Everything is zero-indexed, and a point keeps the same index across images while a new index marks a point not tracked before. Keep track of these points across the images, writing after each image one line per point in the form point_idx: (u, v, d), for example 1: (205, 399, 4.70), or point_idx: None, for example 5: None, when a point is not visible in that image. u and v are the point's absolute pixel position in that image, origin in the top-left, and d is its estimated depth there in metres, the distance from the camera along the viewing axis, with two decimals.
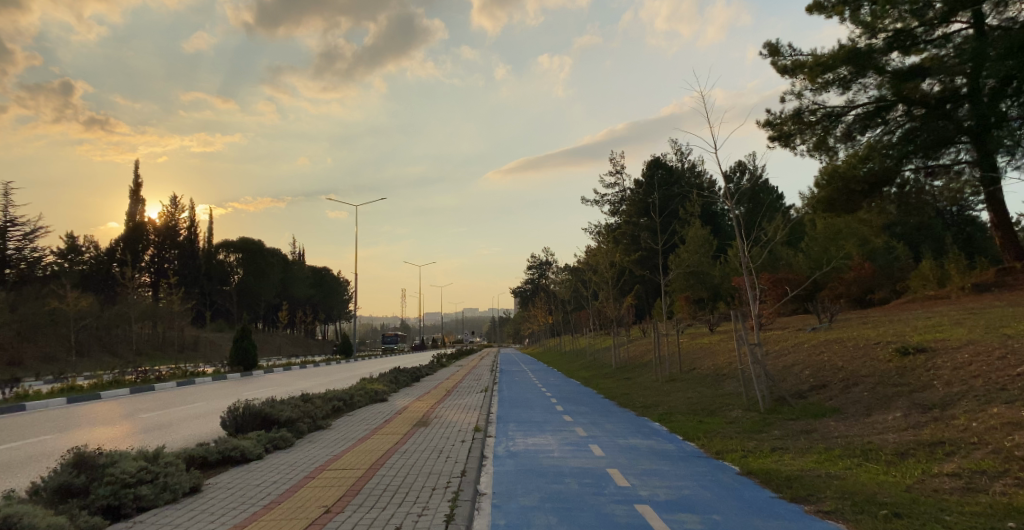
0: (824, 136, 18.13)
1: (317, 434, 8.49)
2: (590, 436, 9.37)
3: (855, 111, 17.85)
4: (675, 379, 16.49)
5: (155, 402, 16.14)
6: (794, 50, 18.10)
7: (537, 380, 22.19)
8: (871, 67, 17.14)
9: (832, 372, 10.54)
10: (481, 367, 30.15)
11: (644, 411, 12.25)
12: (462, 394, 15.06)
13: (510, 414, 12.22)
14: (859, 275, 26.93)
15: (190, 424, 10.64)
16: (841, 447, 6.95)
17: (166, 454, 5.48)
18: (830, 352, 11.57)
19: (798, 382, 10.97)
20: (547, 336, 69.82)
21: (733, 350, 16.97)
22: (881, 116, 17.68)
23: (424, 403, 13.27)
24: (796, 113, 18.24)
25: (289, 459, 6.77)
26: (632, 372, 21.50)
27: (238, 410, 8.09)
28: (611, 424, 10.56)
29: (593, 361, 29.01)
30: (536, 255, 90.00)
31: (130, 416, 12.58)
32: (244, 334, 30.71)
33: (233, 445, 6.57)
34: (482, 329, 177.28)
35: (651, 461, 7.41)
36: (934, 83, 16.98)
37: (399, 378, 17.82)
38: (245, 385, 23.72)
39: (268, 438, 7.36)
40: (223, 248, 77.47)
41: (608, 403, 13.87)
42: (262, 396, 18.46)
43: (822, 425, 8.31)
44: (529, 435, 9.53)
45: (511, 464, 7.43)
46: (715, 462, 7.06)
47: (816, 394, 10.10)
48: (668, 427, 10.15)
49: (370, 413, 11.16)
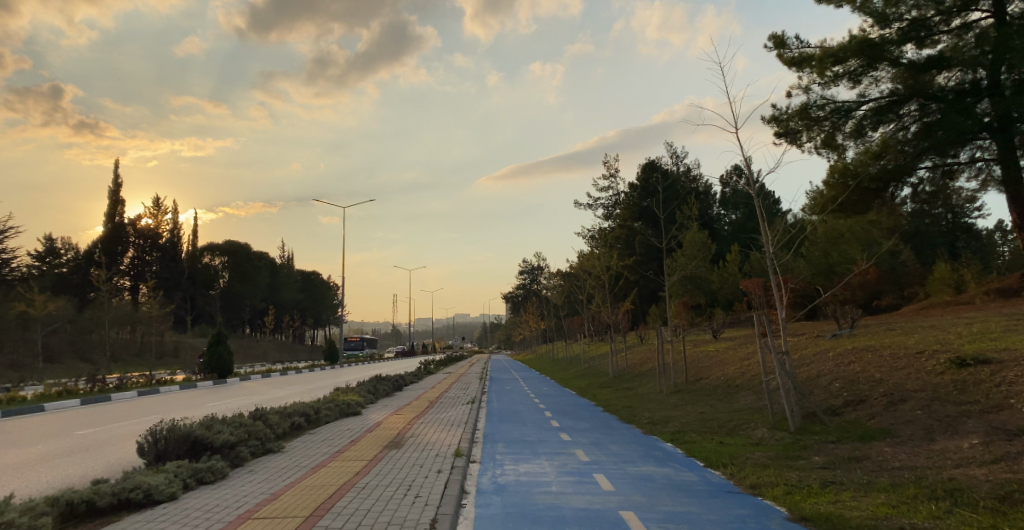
0: (833, 134, 13.98)
1: (262, 462, 6.94)
2: (592, 462, 7.94)
3: (867, 106, 13.55)
4: (681, 391, 15.13)
5: (103, 415, 14.51)
6: (801, 41, 14.02)
7: (530, 389, 20.81)
8: (883, 56, 13.02)
9: (869, 385, 9.15)
10: (470, 375, 28.64)
11: (652, 428, 10.79)
12: (445, 408, 13.51)
13: (497, 432, 10.73)
14: (864, 280, 25.81)
15: (118, 447, 9.02)
16: (912, 483, 5.51)
17: (9, 509, 3.92)
18: (862, 362, 10.18)
19: (829, 396, 9.56)
20: (540, 342, 68.42)
21: (743, 358, 15.63)
22: (899, 110, 13.26)
23: (401, 418, 11.78)
24: (801, 108, 14.22)
25: (214, 500, 5.25)
26: (632, 382, 20.07)
27: (160, 434, 6.53)
28: (615, 446, 9.12)
29: (588, 370, 27.59)
30: (528, 261, 89.32)
31: (63, 433, 11.00)
32: (219, 340, 29.08)
33: (136, 484, 5.03)
34: (473, 335, 175.88)
35: (675, 499, 5.93)
36: (953, 74, 12.68)
37: (378, 388, 16.29)
38: (215, 394, 22.02)
39: (191, 470, 5.81)
40: (208, 251, 75.54)
41: (609, 418, 12.44)
42: (225, 408, 16.84)
43: (874, 450, 6.88)
44: (520, 461, 8.05)
45: (499, 502, 5.95)
46: (755, 505, 5.60)
47: (855, 410, 8.68)
48: (682, 449, 8.73)
49: (336, 432, 9.64)
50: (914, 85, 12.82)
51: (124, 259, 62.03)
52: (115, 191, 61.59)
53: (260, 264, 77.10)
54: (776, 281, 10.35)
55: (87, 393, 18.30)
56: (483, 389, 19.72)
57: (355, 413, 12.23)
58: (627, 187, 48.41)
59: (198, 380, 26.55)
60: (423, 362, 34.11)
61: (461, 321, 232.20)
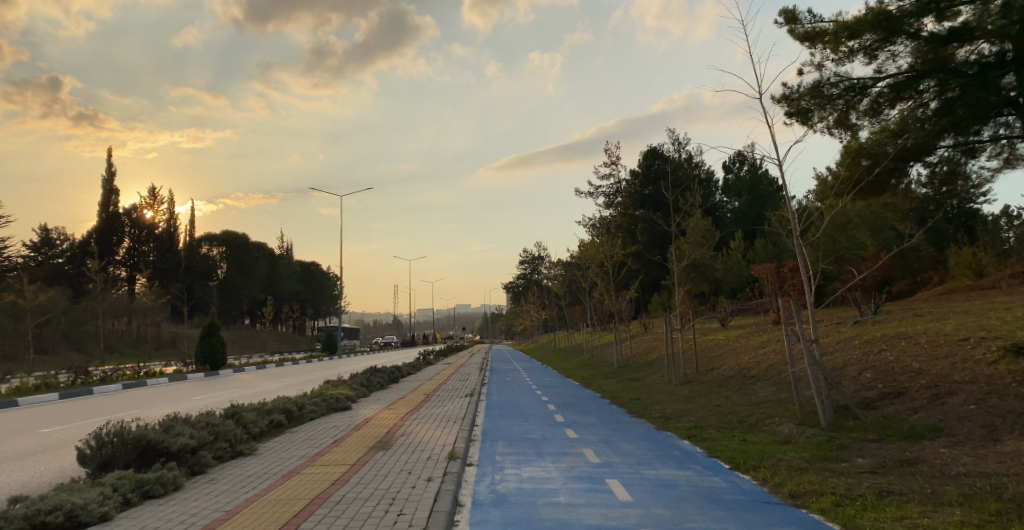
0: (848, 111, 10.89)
1: (228, 470, 6.07)
2: (604, 464, 7.07)
3: (883, 82, 10.35)
4: (692, 382, 14.30)
5: (78, 411, 13.67)
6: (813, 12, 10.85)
7: (531, 381, 20.04)
8: (902, 26, 9.68)
9: (907, 375, 8.27)
10: (469, 366, 27.83)
11: (665, 424, 9.94)
12: (441, 402, 12.64)
13: (497, 428, 9.89)
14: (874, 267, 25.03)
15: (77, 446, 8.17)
16: (988, 495, 4.63)
17: None
18: (895, 350, 9.30)
19: (860, 388, 8.64)
20: (541, 331, 67.76)
21: (757, 346, 14.78)
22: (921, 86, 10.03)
23: (392, 413, 10.94)
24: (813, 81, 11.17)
25: (157, 520, 4.38)
26: (638, 372, 19.24)
27: (107, 437, 5.65)
28: (627, 445, 8.23)
29: (591, 360, 26.80)
30: (530, 251, 88.55)
31: (26, 432, 10.16)
32: (210, 331, 28.27)
33: (56, 503, 4.14)
34: (474, 326, 175.25)
35: (705, 512, 5.04)
36: (976, 46, 9.58)
37: (371, 381, 15.47)
38: (205, 387, 21.20)
39: (136, 483, 4.94)
40: (204, 242, 74.58)
41: (617, 412, 11.61)
42: (210, 402, 16.01)
43: (926, 450, 6.02)
44: (522, 464, 7.17)
45: (497, 517, 5.07)
46: (800, 520, 4.75)
47: (894, 404, 7.78)
48: (703, 448, 7.88)
49: (319, 431, 8.77)
50: (933, 60, 9.62)
51: (119, 250, 61.13)
52: (108, 181, 60.52)
53: (257, 255, 76.22)
54: (805, 262, 9.48)
55: (68, 387, 17.49)
56: (482, 381, 18.83)
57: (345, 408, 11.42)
58: (629, 174, 47.46)
59: (188, 372, 25.72)
60: (422, 353, 33.33)
61: (462, 312, 231.47)
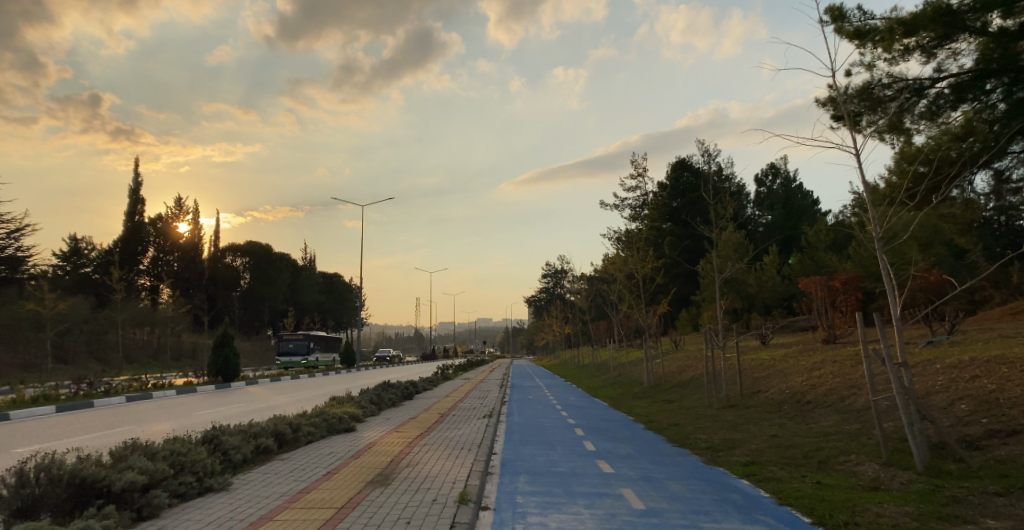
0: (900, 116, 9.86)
1: (185, 515, 4.89)
2: (651, 512, 5.71)
3: (942, 82, 9.34)
4: (737, 407, 12.86)
5: (69, 426, 12.70)
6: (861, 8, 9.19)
7: (555, 399, 18.75)
8: (964, 21, 8.63)
9: (1020, 409, 6.78)
10: (490, 382, 26.60)
11: (715, 458, 8.55)
12: (456, 424, 11.40)
13: (518, 458, 8.60)
14: (925, 284, 23.38)
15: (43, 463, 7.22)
16: None
17: None
18: (996, 378, 7.77)
19: (957, 422, 7.14)
20: (564, 346, 66.23)
21: (810, 368, 13.29)
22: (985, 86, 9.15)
23: (400, 437, 9.71)
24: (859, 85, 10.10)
25: None
26: (673, 392, 17.77)
27: (33, 471, 4.53)
28: (677, 486, 6.87)
29: (618, 378, 25.37)
30: (552, 264, 87.29)
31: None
32: (224, 342, 27.48)
33: None
34: (496, 339, 174.11)
35: None
36: None
37: (382, 398, 14.31)
38: (213, 401, 20.26)
39: None
40: (228, 252, 74.95)
41: (655, 441, 10.23)
42: (211, 418, 14.95)
43: None
44: (549, 508, 5.87)
45: None
46: None
47: (1007, 445, 6.30)
48: (767, 490, 6.49)
49: (312, 459, 7.58)
50: (1001, 57, 8.66)
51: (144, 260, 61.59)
52: (134, 192, 61.03)
53: (281, 266, 76.29)
54: (890, 272, 8.06)
55: (67, 400, 16.69)
56: (502, 400, 17.49)
57: (349, 428, 10.24)
58: (655, 186, 46.15)
59: (199, 384, 24.89)
60: (440, 368, 32.17)
61: (483, 326, 230.68)
